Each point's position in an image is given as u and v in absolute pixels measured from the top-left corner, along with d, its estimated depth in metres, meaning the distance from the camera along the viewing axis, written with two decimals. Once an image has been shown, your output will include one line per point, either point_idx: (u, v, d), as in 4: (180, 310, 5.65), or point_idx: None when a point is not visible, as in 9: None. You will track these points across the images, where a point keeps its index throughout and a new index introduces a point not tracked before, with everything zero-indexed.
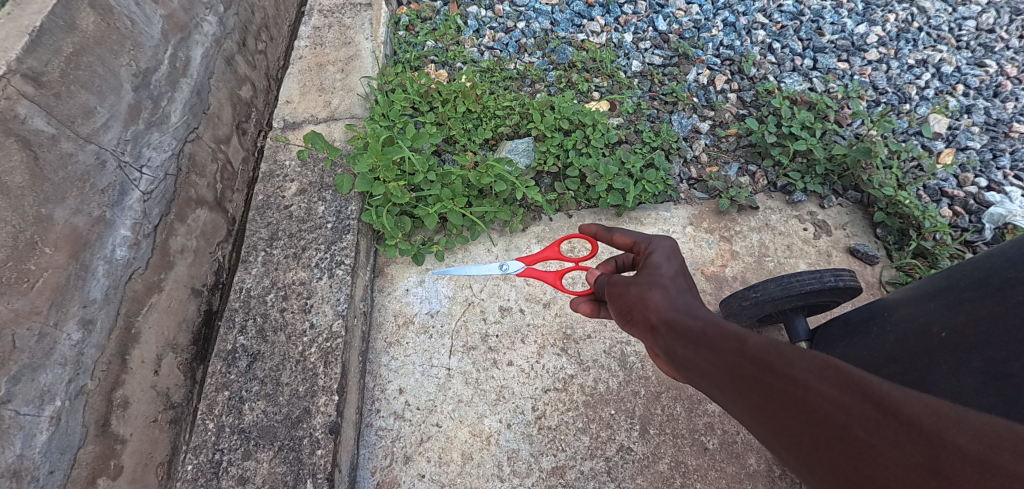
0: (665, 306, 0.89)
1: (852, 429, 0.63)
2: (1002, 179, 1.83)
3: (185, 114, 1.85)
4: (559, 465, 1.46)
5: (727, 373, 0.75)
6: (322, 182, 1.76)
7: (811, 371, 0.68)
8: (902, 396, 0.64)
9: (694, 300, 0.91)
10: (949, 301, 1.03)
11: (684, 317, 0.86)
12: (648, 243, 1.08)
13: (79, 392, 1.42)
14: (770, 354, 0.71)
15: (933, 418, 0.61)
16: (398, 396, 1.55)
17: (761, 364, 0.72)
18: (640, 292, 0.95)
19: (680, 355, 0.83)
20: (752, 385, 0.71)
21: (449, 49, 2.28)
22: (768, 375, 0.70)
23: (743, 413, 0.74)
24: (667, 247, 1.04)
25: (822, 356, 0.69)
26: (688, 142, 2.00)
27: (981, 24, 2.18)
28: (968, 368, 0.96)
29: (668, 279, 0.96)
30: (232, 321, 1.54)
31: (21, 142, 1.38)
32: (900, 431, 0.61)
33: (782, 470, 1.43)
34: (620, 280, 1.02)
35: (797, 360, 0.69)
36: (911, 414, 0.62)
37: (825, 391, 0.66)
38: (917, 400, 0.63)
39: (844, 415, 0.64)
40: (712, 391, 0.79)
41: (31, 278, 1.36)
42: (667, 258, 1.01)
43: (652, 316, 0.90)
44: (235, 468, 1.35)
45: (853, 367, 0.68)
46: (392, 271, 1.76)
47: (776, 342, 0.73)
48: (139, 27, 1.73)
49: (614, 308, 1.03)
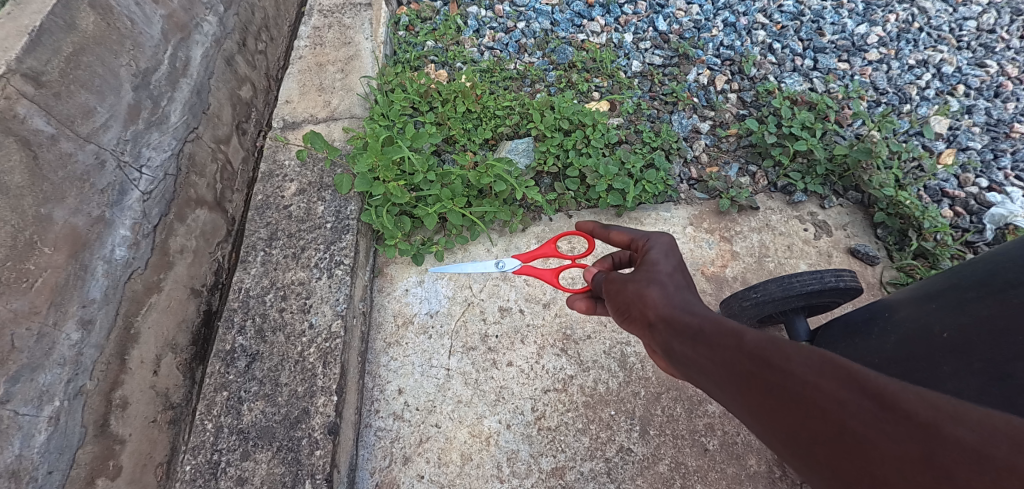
0: (662, 303, 0.89)
1: (849, 424, 0.62)
2: (1003, 179, 1.83)
3: (185, 114, 1.85)
4: (558, 466, 1.45)
5: (725, 370, 0.75)
6: (321, 182, 1.76)
7: (808, 366, 0.68)
8: (900, 389, 0.62)
9: (692, 296, 0.91)
10: (951, 302, 1.02)
11: (682, 314, 0.85)
12: (647, 239, 1.08)
13: (78, 392, 1.42)
14: (768, 349, 0.71)
15: (932, 411, 0.59)
16: (397, 396, 1.55)
17: (759, 360, 0.72)
18: (638, 289, 0.95)
19: (678, 351, 0.83)
20: (750, 381, 0.72)
21: (448, 49, 2.28)
22: (766, 371, 0.70)
23: (742, 410, 0.74)
24: (666, 243, 1.04)
25: (820, 351, 0.69)
26: (688, 142, 2.00)
27: (982, 24, 2.18)
28: (969, 369, 0.94)
29: (666, 275, 0.96)
30: (231, 321, 1.54)
31: (20, 142, 1.37)
32: (897, 425, 0.59)
33: (782, 471, 1.43)
34: (618, 277, 1.02)
35: (795, 355, 0.69)
36: (908, 408, 0.60)
37: (823, 385, 0.65)
38: (916, 393, 0.61)
39: (841, 410, 0.63)
40: (711, 388, 0.79)
41: (30, 278, 1.36)
42: (664, 254, 1.01)
43: (650, 313, 0.90)
44: (234, 469, 1.35)
45: (851, 361, 0.66)
46: (392, 271, 1.75)
47: (774, 338, 0.73)
48: (139, 27, 1.73)
49: (612, 304, 1.02)
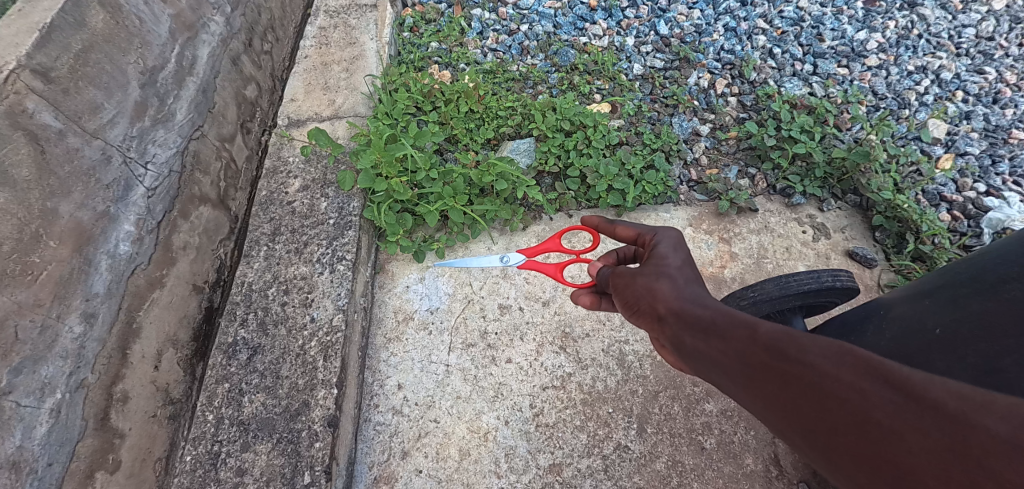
0: (672, 297, 0.90)
1: (872, 414, 0.63)
2: (1002, 184, 1.85)
3: (190, 112, 1.87)
4: (556, 463, 1.46)
5: (740, 362, 0.77)
6: (325, 179, 1.78)
7: (827, 358, 0.70)
8: (925, 380, 0.63)
9: (701, 289, 0.92)
10: (944, 299, 1.04)
11: (693, 307, 0.87)
12: (654, 234, 1.09)
13: (79, 385, 1.43)
14: (784, 342, 0.73)
15: (959, 401, 0.60)
16: (397, 391, 1.56)
17: (774, 351, 0.73)
18: (647, 283, 0.96)
19: (689, 345, 0.84)
20: (765, 373, 0.73)
21: (452, 50, 2.31)
22: (782, 362, 0.72)
23: (755, 403, 0.75)
24: (673, 238, 1.06)
25: (838, 344, 0.71)
26: (688, 144, 2.02)
27: (981, 31, 2.19)
28: (962, 363, 0.94)
29: (676, 269, 0.97)
30: (233, 314, 1.55)
31: (29, 136, 1.39)
32: (923, 415, 0.60)
33: (779, 470, 1.44)
34: (626, 272, 1.03)
35: (812, 347, 0.71)
36: (934, 398, 0.61)
37: (843, 376, 0.67)
38: (941, 385, 0.62)
39: (864, 400, 0.64)
40: (723, 381, 0.81)
41: (35, 271, 1.38)
42: (673, 249, 1.03)
43: (660, 307, 0.91)
44: (233, 460, 1.36)
45: (872, 353, 0.68)
46: (392, 268, 1.77)
47: (790, 330, 0.75)
48: (148, 26, 1.76)
49: (619, 299, 1.04)
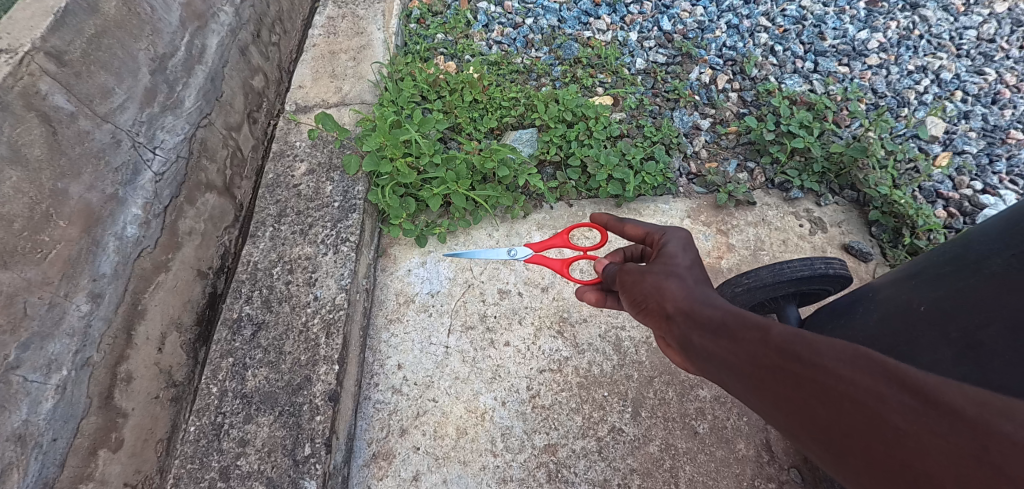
0: (681, 297, 0.94)
1: (889, 418, 0.63)
2: (998, 182, 1.87)
3: (199, 100, 1.91)
4: (551, 443, 1.49)
5: (750, 362, 0.78)
6: (330, 164, 1.82)
7: (841, 361, 0.70)
8: (942, 385, 0.63)
9: (710, 289, 0.95)
10: (928, 278, 1.07)
11: (703, 307, 0.90)
12: (663, 233, 1.12)
13: (85, 363, 1.46)
14: (795, 343, 0.74)
15: (979, 408, 0.59)
16: (397, 371, 1.59)
17: (787, 353, 0.75)
18: (656, 282, 0.99)
19: (698, 344, 0.87)
20: (777, 374, 0.74)
21: (458, 42, 2.34)
22: (794, 363, 0.73)
23: (766, 405, 0.76)
24: (682, 237, 1.09)
25: (853, 346, 0.71)
26: (688, 138, 2.06)
27: (982, 33, 2.22)
28: (946, 339, 0.97)
29: (684, 269, 1.00)
30: (238, 291, 1.59)
31: (42, 117, 1.43)
32: (941, 420, 0.60)
33: (770, 456, 1.46)
34: (634, 269, 1.06)
35: (826, 351, 0.71)
36: (951, 403, 0.61)
37: (860, 380, 0.67)
38: (959, 390, 0.62)
39: (880, 404, 0.64)
40: (729, 380, 0.83)
41: (44, 249, 1.41)
42: (682, 249, 1.06)
43: (669, 306, 0.94)
44: (236, 431, 1.39)
45: (889, 357, 0.68)
46: (394, 251, 1.80)
47: (802, 332, 0.75)
48: (158, 14, 1.80)
49: (626, 296, 1.07)
